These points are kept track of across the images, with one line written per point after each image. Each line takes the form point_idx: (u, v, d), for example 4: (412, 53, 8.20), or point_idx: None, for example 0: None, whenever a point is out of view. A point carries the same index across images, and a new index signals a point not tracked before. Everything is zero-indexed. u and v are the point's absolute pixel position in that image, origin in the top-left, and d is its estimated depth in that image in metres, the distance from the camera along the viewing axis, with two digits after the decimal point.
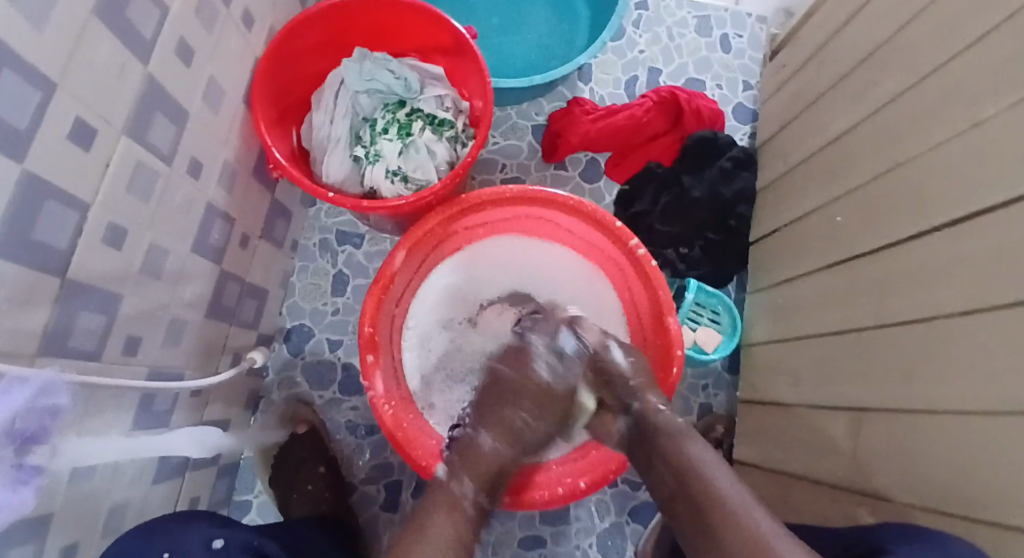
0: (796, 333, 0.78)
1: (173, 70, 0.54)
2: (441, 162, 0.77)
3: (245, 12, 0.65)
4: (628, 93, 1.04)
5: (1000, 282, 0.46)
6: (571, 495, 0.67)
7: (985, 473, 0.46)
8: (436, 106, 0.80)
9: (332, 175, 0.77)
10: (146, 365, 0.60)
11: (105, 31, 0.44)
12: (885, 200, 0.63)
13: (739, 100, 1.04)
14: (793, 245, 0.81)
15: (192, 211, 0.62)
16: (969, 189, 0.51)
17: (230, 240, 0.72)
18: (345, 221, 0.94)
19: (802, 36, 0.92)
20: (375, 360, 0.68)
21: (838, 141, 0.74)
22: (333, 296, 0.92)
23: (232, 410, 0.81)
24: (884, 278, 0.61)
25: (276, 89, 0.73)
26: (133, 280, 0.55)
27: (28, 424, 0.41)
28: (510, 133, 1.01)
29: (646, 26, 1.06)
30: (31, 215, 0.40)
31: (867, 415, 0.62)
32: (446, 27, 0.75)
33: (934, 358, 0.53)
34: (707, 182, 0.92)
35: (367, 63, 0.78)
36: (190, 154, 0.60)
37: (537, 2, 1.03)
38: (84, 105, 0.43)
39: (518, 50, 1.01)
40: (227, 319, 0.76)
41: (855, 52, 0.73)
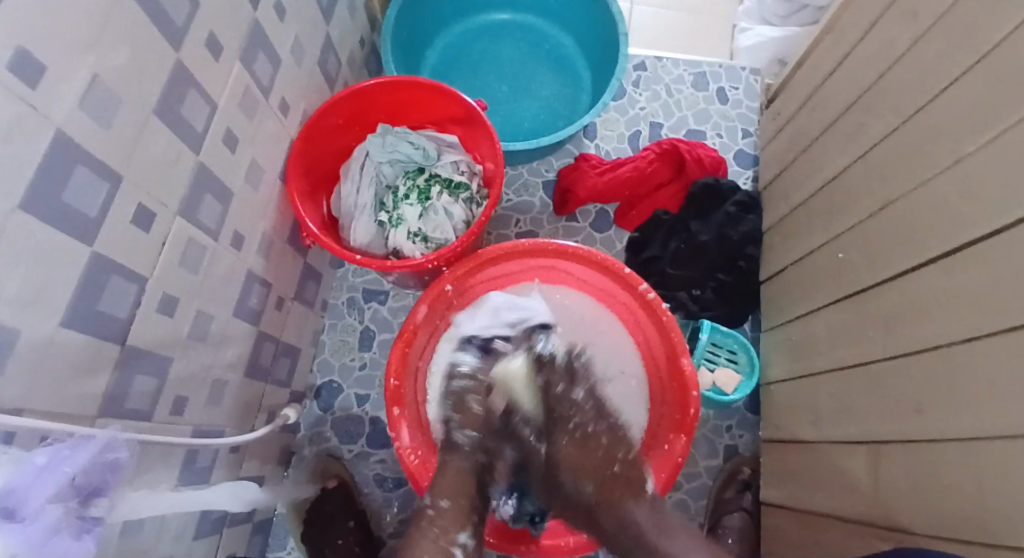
0: (811, 370, 0.79)
1: (220, 156, 0.61)
2: (458, 221, 0.82)
3: (282, 101, 0.73)
4: (632, 146, 1.10)
5: (996, 311, 0.48)
6: (596, 541, 0.70)
7: (1002, 495, 0.46)
8: (452, 170, 0.87)
9: (358, 239, 0.82)
10: (191, 423, 0.65)
11: (162, 129, 0.51)
12: (883, 237, 0.66)
13: (740, 147, 1.09)
14: (801, 285, 0.83)
15: (234, 278, 0.68)
16: (960, 222, 0.54)
17: (267, 302, 0.78)
18: (371, 279, 1.00)
19: (792, 85, 0.98)
20: (400, 411, 0.71)
21: (834, 183, 0.77)
22: (360, 351, 0.96)
23: (267, 467, 0.84)
24: (893, 312, 0.63)
25: (308, 165, 0.81)
26: (181, 344, 0.60)
27: (87, 481, 0.44)
28: (523, 190, 1.07)
29: (645, 85, 1.13)
30: (97, 290, 0.46)
31: (884, 448, 0.62)
32: (457, 101, 0.82)
33: (943, 392, 0.55)
34: (713, 226, 0.96)
35: (388, 137, 0.85)
36: (233, 228, 0.66)
37: (542, 70, 1.11)
38: (144, 192, 0.50)
39: (527, 114, 1.09)
40: (263, 378, 0.81)
41: (842, 99, 0.78)
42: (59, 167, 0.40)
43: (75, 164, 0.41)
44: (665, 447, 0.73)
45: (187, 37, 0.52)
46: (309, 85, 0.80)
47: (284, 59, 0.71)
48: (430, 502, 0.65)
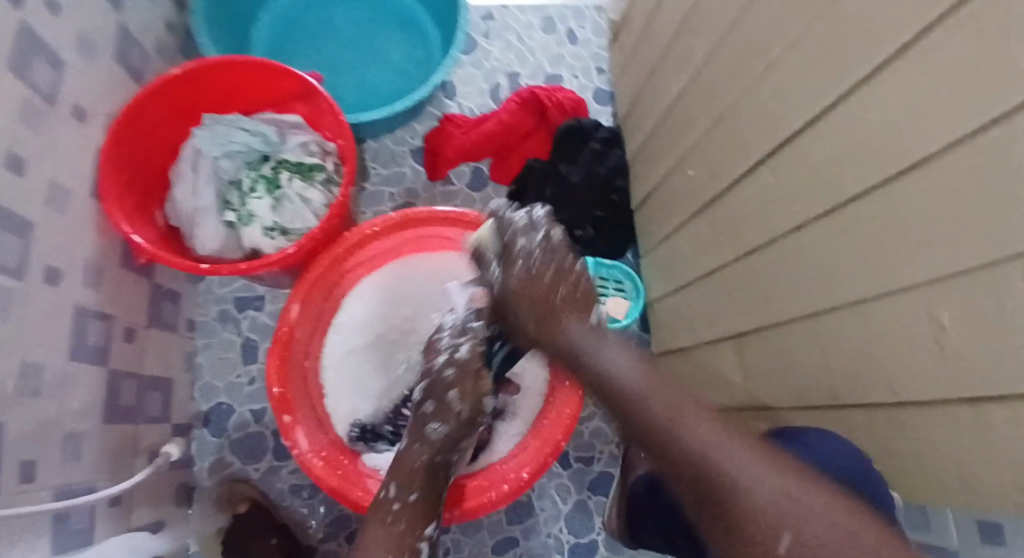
0: (682, 285, 0.84)
1: (6, 182, 0.51)
2: (318, 206, 0.77)
3: (76, 106, 0.63)
4: (494, 99, 1.07)
5: (817, 197, 0.52)
6: (518, 487, 0.69)
7: (850, 360, 0.52)
8: (301, 153, 0.80)
9: (206, 246, 0.74)
10: (49, 487, 0.57)
11: None
12: (721, 151, 0.69)
13: (597, 85, 1.10)
14: (663, 208, 0.87)
15: (60, 317, 0.59)
16: (775, 124, 0.57)
17: (112, 336, 0.68)
18: (240, 286, 0.91)
19: (631, 16, 1.00)
20: (292, 418, 0.66)
21: (675, 107, 0.80)
22: (245, 366, 0.89)
23: (163, 510, 0.77)
24: (734, 217, 0.67)
25: (127, 174, 0.71)
26: (11, 404, 0.51)
27: None
28: (390, 162, 1.02)
29: (496, 35, 1.10)
30: None
31: (748, 340, 0.67)
32: (290, 76, 0.75)
33: (784, 281, 0.59)
34: (582, 166, 0.97)
35: (218, 127, 0.77)
36: (44, 260, 0.57)
37: (385, 32, 1.04)
38: None
39: (378, 81, 1.02)
40: (131, 419, 0.72)
41: (670, 24, 0.80)
42: None
43: None
44: (565, 387, 0.74)
45: None
46: (108, 82, 0.70)
47: (68, 57, 0.61)
48: (392, 495, 0.60)
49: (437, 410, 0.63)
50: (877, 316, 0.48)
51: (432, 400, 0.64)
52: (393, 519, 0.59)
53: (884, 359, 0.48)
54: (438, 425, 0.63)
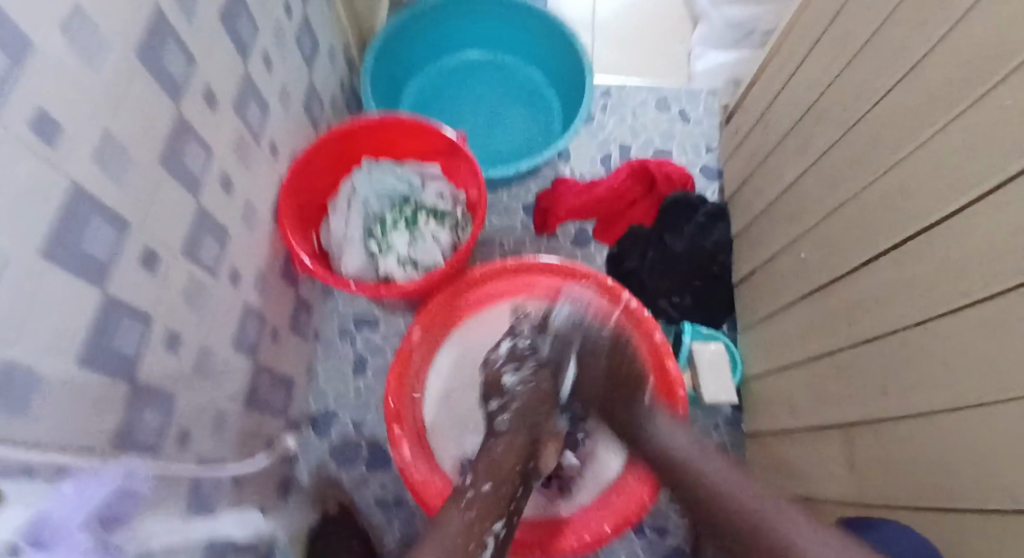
0: (782, 366, 0.86)
1: (218, 200, 0.64)
2: (446, 246, 0.88)
3: (273, 143, 0.77)
4: (605, 167, 1.15)
5: (944, 297, 0.56)
6: (596, 539, 0.74)
7: (962, 471, 0.53)
8: (436, 199, 0.92)
9: (350, 269, 0.86)
10: (196, 455, 0.65)
11: (165, 177, 0.54)
12: (843, 233, 0.72)
13: (704, 162, 1.16)
14: (768, 288, 0.91)
15: (231, 313, 0.71)
16: None
17: (263, 335, 0.80)
18: (361, 307, 1.03)
19: (746, 104, 1.06)
20: (402, 430, 0.76)
21: (789, 193, 0.86)
22: (355, 379, 0.99)
23: (268, 498, 0.84)
24: (856, 301, 0.69)
25: (300, 200, 0.84)
26: (185, 383, 0.63)
27: (118, 510, 0.49)
28: (504, 214, 1.11)
29: (612, 110, 1.19)
30: (109, 330, 0.50)
31: (857, 431, 0.68)
32: (438, 134, 0.88)
33: (903, 372, 0.61)
34: (686, 237, 1.01)
35: (374, 171, 0.91)
36: (231, 264, 0.69)
37: (513, 100, 1.17)
38: (149, 236, 0.54)
39: (502, 141, 1.14)
40: (262, 410, 0.82)
41: (792, 116, 0.86)
42: (79, 214, 0.44)
43: (91, 214, 0.45)
44: None
45: (186, 91, 0.56)
46: (296, 123, 0.84)
47: (273, 104, 0.75)
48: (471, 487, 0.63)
49: (502, 405, 0.73)
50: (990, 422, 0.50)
51: (495, 395, 0.75)
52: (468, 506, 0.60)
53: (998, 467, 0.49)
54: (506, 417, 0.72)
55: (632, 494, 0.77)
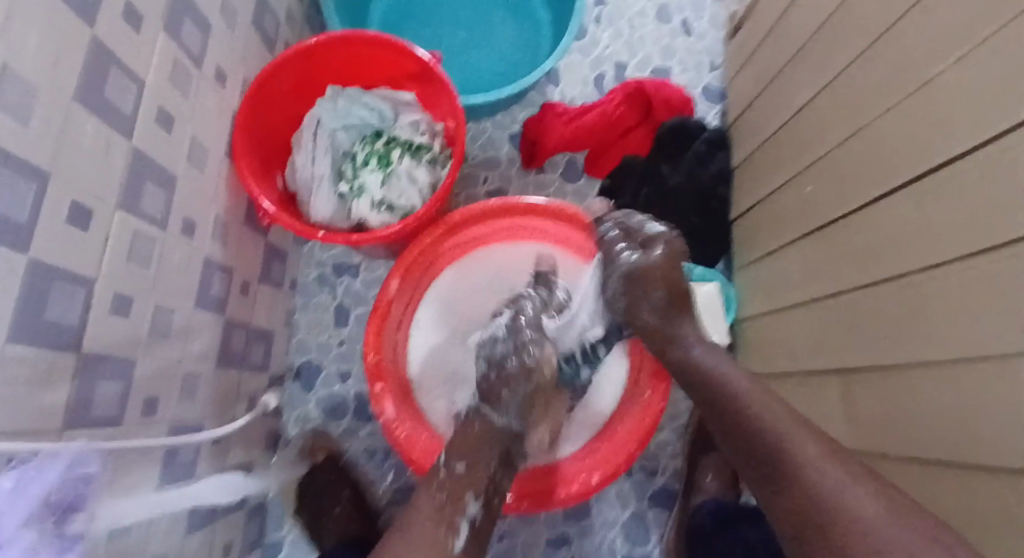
0: (783, 305, 0.83)
1: (157, 140, 0.56)
2: (424, 186, 0.80)
3: (219, 71, 0.67)
4: (598, 90, 1.06)
5: (959, 241, 0.51)
6: (586, 490, 0.73)
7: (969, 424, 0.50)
8: (412, 131, 0.83)
9: (319, 214, 0.79)
10: (166, 422, 0.62)
11: (87, 115, 0.46)
12: (853, 167, 0.66)
13: (708, 81, 1.06)
14: (769, 224, 0.86)
15: (190, 268, 0.64)
16: None
17: (231, 289, 0.74)
18: (339, 252, 0.97)
19: (756, 14, 0.95)
20: (383, 386, 0.74)
21: (798, 118, 0.78)
22: (337, 328, 0.95)
23: (253, 453, 0.82)
24: (863, 242, 0.65)
25: (258, 137, 0.76)
26: (143, 345, 0.57)
27: (63, 496, 0.43)
28: (489, 146, 1.03)
29: (607, 23, 1.08)
30: (38, 301, 0.42)
31: (859, 377, 0.66)
32: (409, 57, 0.78)
33: (910, 318, 0.58)
34: (684, 169, 0.95)
35: (340, 100, 0.82)
36: (183, 215, 0.62)
37: (497, 14, 1.05)
38: (77, 188, 0.45)
39: (484, 63, 1.03)
40: (239, 366, 0.78)
41: (808, 29, 0.77)
42: None
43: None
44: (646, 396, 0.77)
45: (101, 7, 0.46)
46: (247, 46, 0.74)
47: (215, 23, 0.64)
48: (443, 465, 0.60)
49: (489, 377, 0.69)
50: (998, 375, 0.47)
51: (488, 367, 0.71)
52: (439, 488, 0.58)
53: (1002, 423, 0.46)
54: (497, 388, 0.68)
55: (620, 444, 0.75)
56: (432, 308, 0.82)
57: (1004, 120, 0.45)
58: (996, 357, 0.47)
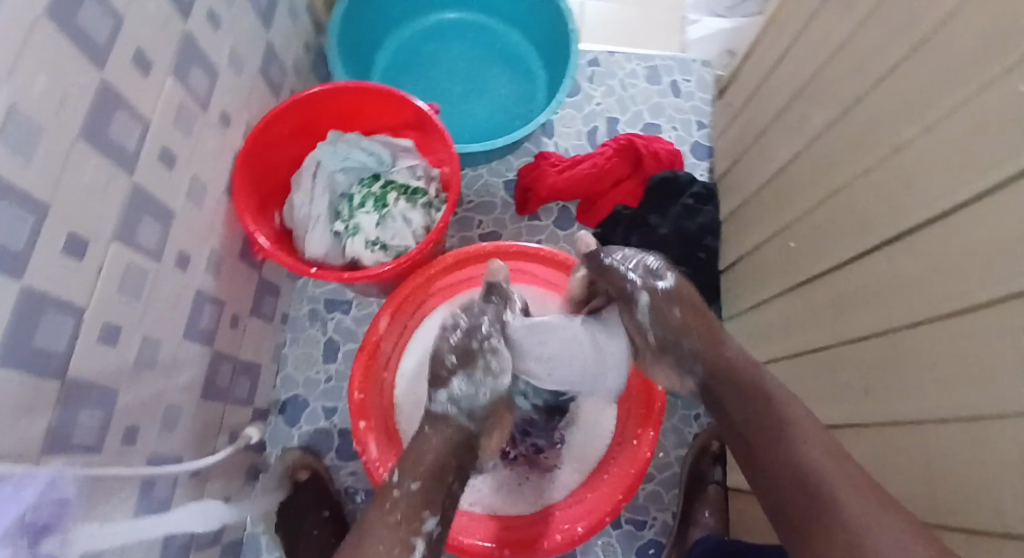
0: (767, 357, 0.84)
1: (157, 176, 0.58)
2: (417, 228, 0.82)
3: (223, 113, 0.70)
4: (590, 142, 1.10)
5: (931, 301, 0.52)
6: (569, 540, 0.72)
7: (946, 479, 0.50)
8: (408, 176, 0.86)
9: (314, 251, 0.81)
10: (145, 453, 0.62)
11: (90, 152, 0.48)
12: (832, 224, 0.69)
13: (695, 139, 1.11)
14: (755, 276, 0.87)
15: (182, 299, 0.66)
16: None
17: (221, 321, 0.75)
18: (332, 289, 0.99)
19: (742, 77, 1.00)
20: (366, 424, 0.74)
21: (781, 175, 0.81)
22: (325, 363, 0.96)
23: (230, 490, 0.81)
24: (840, 296, 0.66)
25: (257, 176, 0.78)
26: (129, 374, 0.57)
27: (39, 517, 0.43)
28: (483, 191, 1.06)
29: (599, 81, 1.13)
30: (28, 328, 0.43)
31: (841, 431, 0.66)
32: (409, 106, 0.81)
33: (887, 375, 0.58)
34: (671, 220, 0.97)
35: (341, 144, 0.84)
36: (179, 248, 0.63)
37: (494, 68, 1.10)
38: (73, 220, 0.47)
39: (482, 113, 1.08)
40: (223, 399, 0.78)
41: (788, 92, 0.81)
42: None
43: None
44: (634, 444, 0.76)
45: (111, 54, 0.49)
46: (252, 91, 0.77)
47: (222, 69, 0.68)
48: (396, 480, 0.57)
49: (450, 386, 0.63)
50: (972, 436, 0.47)
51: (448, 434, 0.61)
52: (393, 508, 0.55)
53: (979, 483, 0.47)
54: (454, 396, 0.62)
55: (607, 495, 0.74)
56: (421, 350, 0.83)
57: (974, 186, 0.47)
58: (973, 419, 0.47)
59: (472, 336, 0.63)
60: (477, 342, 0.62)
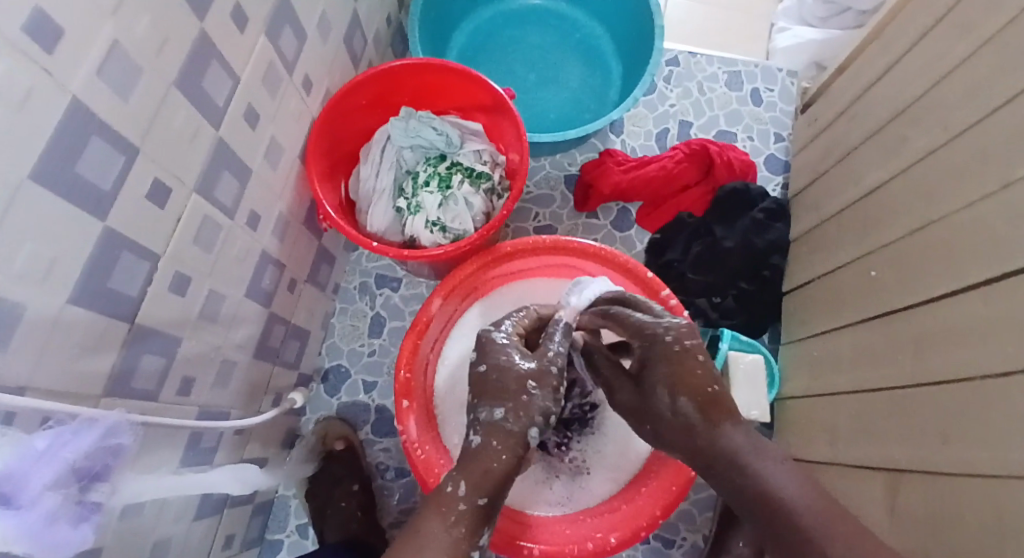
0: (830, 389, 0.79)
1: (240, 133, 0.58)
2: (478, 213, 0.81)
3: (305, 78, 0.70)
4: (660, 144, 1.06)
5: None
6: (600, 550, 0.69)
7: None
8: (474, 159, 0.84)
9: (375, 225, 0.83)
10: (197, 404, 0.63)
11: (181, 103, 0.48)
12: (924, 256, 0.64)
13: (771, 151, 1.06)
14: (825, 302, 0.83)
15: (248, 258, 0.66)
16: None
17: (279, 284, 0.76)
18: (385, 264, 0.99)
19: (832, 91, 0.95)
20: (409, 404, 0.73)
21: (869, 198, 0.76)
22: (370, 338, 0.96)
23: (269, 450, 0.83)
24: (925, 334, 0.62)
25: (329, 144, 0.79)
26: (191, 325, 0.58)
27: (93, 463, 0.44)
28: (544, 183, 1.04)
29: (677, 81, 1.09)
30: (107, 268, 0.44)
31: (904, 478, 0.62)
32: (483, 88, 0.80)
33: (967, 424, 0.54)
34: (739, 232, 0.94)
35: (412, 120, 0.84)
36: (250, 207, 0.64)
37: (570, 60, 1.07)
38: (160, 165, 0.47)
39: (552, 104, 1.06)
40: (272, 360, 0.79)
41: (887, 111, 0.76)
42: (74, 139, 0.38)
43: (90, 137, 0.39)
44: (676, 461, 0.72)
45: (212, 7, 0.49)
46: (334, 59, 0.77)
47: (310, 34, 0.68)
48: (459, 493, 0.49)
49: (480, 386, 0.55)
50: None
51: (479, 434, 0.52)
52: (455, 522, 0.48)
53: None
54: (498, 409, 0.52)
55: (643, 509, 0.72)
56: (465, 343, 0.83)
57: None
58: None
59: (543, 358, 0.56)
60: (557, 368, 0.55)
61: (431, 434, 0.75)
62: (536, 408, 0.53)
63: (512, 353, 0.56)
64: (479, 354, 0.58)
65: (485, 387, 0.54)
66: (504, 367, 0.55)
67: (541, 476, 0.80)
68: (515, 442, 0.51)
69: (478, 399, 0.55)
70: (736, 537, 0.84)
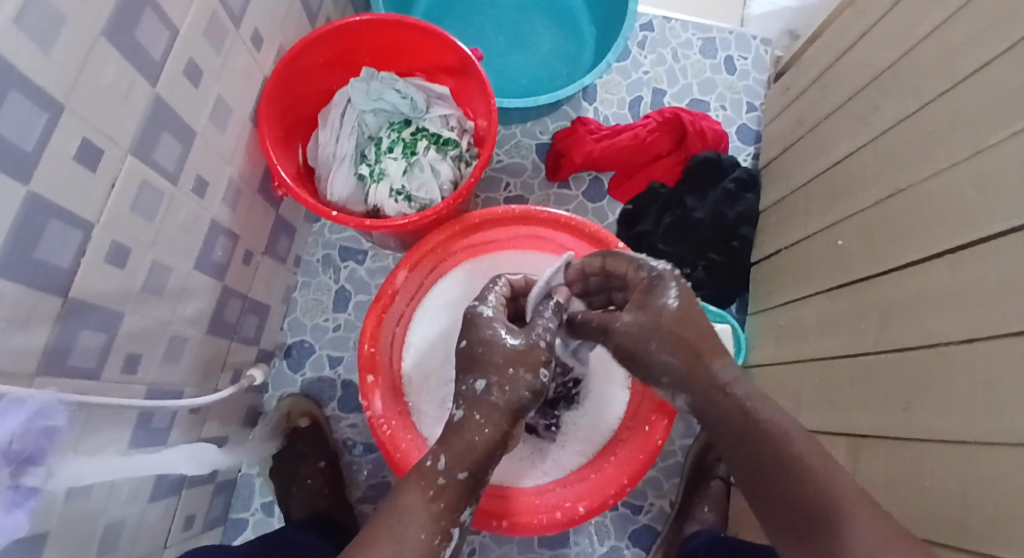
0: (796, 358, 0.80)
1: (181, 90, 0.54)
2: (445, 181, 0.78)
3: (255, 33, 0.65)
4: (632, 112, 1.04)
5: (990, 319, 0.49)
6: (570, 519, 0.69)
7: (985, 511, 0.47)
8: (441, 125, 0.81)
9: (336, 193, 0.79)
10: (144, 383, 0.59)
11: (112, 54, 0.44)
12: (891, 226, 0.64)
13: (743, 121, 1.05)
14: (793, 272, 0.83)
15: (195, 228, 0.62)
16: None
17: (233, 256, 0.72)
18: (348, 236, 0.95)
19: (805, 60, 0.94)
20: (374, 379, 0.71)
21: (838, 168, 0.76)
22: (334, 312, 0.93)
23: (228, 428, 0.80)
24: (889, 303, 0.62)
25: (283, 107, 0.74)
26: (135, 298, 0.54)
27: (24, 446, 0.41)
28: (514, 152, 1.01)
29: (651, 47, 1.06)
30: (32, 236, 0.40)
31: (867, 445, 0.63)
32: (450, 48, 0.76)
33: (931, 391, 0.55)
34: (710, 203, 0.93)
35: (373, 82, 0.79)
36: (196, 172, 0.60)
37: (541, 22, 1.03)
38: (89, 124, 0.43)
39: (523, 69, 1.02)
40: (229, 335, 0.76)
41: (859, 79, 0.75)
42: None
43: (9, 90, 0.35)
44: (645, 430, 0.73)
45: None
46: (287, 14, 0.72)
47: None
48: (440, 466, 0.48)
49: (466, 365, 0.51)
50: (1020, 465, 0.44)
51: (462, 408, 0.50)
52: (436, 496, 0.47)
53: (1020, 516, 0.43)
54: (480, 382, 0.49)
55: (611, 479, 0.71)
56: (434, 318, 0.80)
57: None
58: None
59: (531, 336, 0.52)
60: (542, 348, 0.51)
61: (398, 410, 0.73)
62: (521, 385, 0.49)
63: (499, 328, 0.52)
64: (464, 330, 0.55)
65: (469, 362, 0.51)
66: (488, 342, 0.51)
67: (526, 454, 0.79)
68: (500, 419, 0.49)
69: (462, 373, 0.52)
70: (701, 502, 0.87)
